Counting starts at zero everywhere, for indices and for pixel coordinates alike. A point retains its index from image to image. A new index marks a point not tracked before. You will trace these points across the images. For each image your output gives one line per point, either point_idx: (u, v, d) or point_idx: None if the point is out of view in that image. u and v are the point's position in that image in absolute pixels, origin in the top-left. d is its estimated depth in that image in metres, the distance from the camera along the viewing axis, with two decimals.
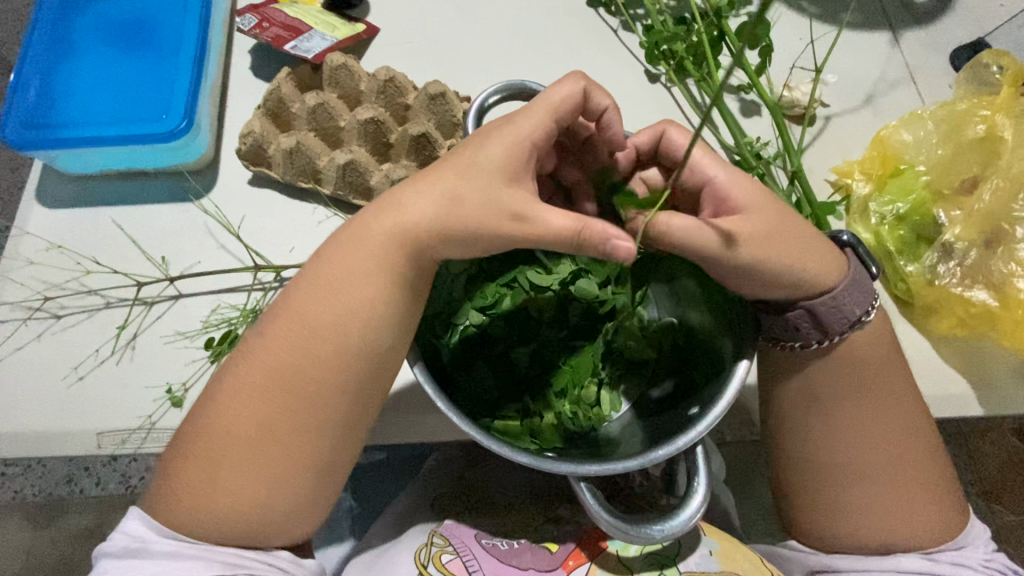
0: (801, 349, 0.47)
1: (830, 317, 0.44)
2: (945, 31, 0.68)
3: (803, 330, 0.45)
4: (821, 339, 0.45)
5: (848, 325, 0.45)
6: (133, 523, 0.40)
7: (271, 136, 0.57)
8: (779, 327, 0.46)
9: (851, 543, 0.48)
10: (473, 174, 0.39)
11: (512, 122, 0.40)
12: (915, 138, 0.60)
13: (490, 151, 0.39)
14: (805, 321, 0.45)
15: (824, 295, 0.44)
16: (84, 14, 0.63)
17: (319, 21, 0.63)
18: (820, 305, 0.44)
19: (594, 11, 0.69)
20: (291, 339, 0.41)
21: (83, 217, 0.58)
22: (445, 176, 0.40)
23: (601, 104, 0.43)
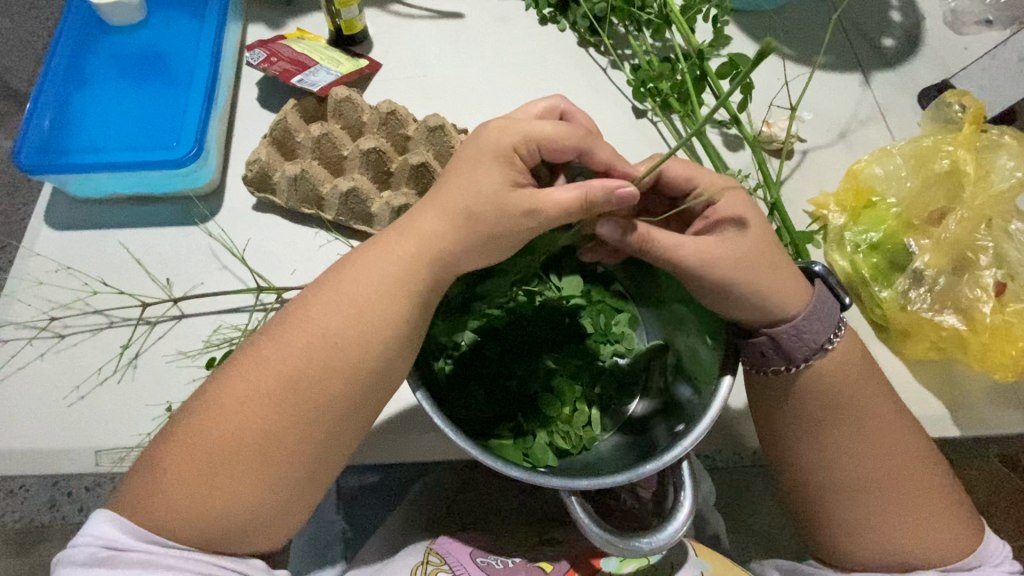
0: (770, 372, 0.50)
1: (793, 345, 0.47)
2: (912, 73, 0.73)
3: (768, 355, 0.48)
4: (787, 365, 0.48)
5: (810, 351, 0.48)
6: (103, 527, 0.39)
7: (276, 163, 0.60)
8: (747, 352, 0.49)
9: (851, 558, 0.50)
10: (472, 199, 0.42)
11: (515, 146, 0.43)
12: (886, 171, 0.63)
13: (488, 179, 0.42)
14: (769, 347, 0.48)
15: (787, 323, 0.47)
16: (99, 46, 0.66)
17: (324, 56, 0.67)
18: (784, 333, 0.47)
19: (585, 51, 0.73)
20: (291, 357, 0.42)
21: (91, 239, 0.59)
22: (446, 201, 0.43)
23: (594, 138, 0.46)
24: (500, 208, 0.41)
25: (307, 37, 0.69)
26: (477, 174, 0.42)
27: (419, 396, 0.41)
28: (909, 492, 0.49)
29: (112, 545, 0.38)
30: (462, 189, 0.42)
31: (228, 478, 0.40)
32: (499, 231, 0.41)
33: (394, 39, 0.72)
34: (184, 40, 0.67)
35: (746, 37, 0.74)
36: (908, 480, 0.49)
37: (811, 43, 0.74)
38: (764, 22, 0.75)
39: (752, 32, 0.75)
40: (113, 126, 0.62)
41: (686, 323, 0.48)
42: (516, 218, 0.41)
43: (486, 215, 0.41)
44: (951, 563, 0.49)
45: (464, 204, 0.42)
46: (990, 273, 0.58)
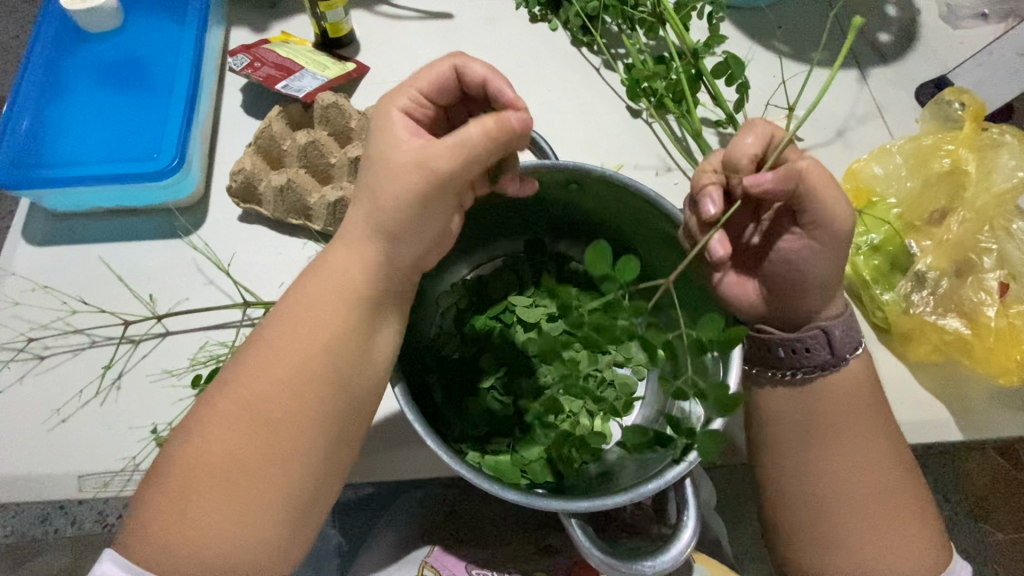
0: (800, 377, 0.49)
1: (839, 343, 0.48)
2: (910, 69, 0.72)
3: (815, 351, 0.48)
4: (823, 367, 0.48)
5: (849, 352, 0.48)
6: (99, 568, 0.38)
7: (261, 173, 0.58)
8: (794, 347, 0.48)
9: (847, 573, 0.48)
10: (388, 166, 0.39)
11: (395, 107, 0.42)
12: (885, 171, 0.62)
13: (402, 132, 0.40)
14: (818, 342, 0.48)
15: (833, 318, 0.48)
16: (76, 54, 0.64)
17: (309, 60, 0.65)
18: (830, 330, 0.48)
19: (578, 51, 0.71)
20: (277, 374, 0.41)
21: (70, 254, 0.58)
22: (370, 183, 0.40)
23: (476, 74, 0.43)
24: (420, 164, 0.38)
25: (291, 41, 0.67)
26: (392, 135, 0.40)
27: (396, 391, 0.41)
28: (904, 501, 0.48)
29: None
30: (380, 157, 0.40)
31: (220, 502, 0.39)
32: (425, 192, 0.38)
33: (381, 41, 0.70)
34: (164, 45, 0.65)
35: (741, 34, 0.73)
36: (904, 489, 0.48)
37: (806, 40, 0.73)
38: (758, 19, 0.74)
39: (747, 29, 0.73)
40: (93, 137, 0.60)
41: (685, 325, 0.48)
42: (431, 171, 0.38)
43: (411, 184, 0.38)
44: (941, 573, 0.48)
45: (382, 179, 0.39)
46: (993, 275, 0.57)
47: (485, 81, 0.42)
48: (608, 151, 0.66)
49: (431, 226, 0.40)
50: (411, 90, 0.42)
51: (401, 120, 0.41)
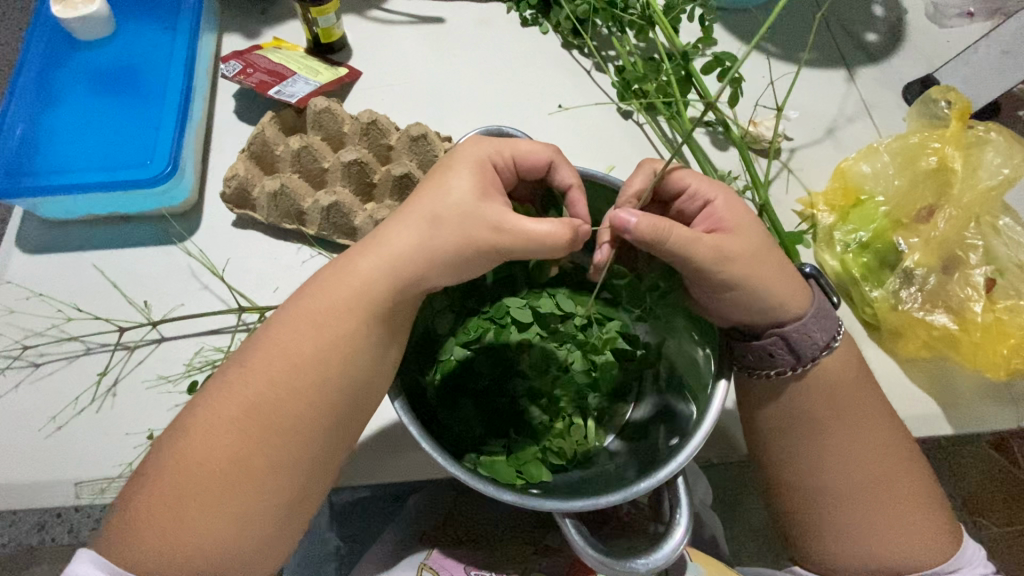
0: (777, 376, 0.48)
1: (803, 344, 0.47)
2: (897, 68, 0.72)
3: (777, 356, 0.47)
4: (795, 365, 0.47)
5: (819, 349, 0.47)
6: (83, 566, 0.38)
7: (255, 178, 0.58)
8: (756, 353, 0.47)
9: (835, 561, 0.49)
10: (450, 205, 0.41)
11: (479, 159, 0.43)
12: (873, 169, 0.63)
13: (469, 183, 0.41)
14: (778, 346, 0.47)
15: (794, 321, 0.46)
16: (69, 62, 0.64)
17: (302, 66, 0.65)
18: (793, 331, 0.46)
19: (569, 54, 0.72)
20: (272, 376, 0.41)
21: (64, 262, 0.58)
22: (427, 215, 0.41)
23: (565, 179, 0.45)
24: (482, 218, 0.40)
25: (284, 47, 0.67)
26: (455, 178, 0.42)
27: (396, 404, 0.41)
28: (895, 496, 0.48)
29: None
30: (441, 196, 0.41)
31: (219, 504, 0.39)
32: (472, 238, 0.40)
33: (373, 46, 0.71)
34: (157, 52, 0.66)
35: (731, 36, 0.74)
36: (897, 484, 0.48)
37: (795, 40, 0.74)
38: (747, 20, 0.75)
39: (736, 30, 0.74)
40: (86, 144, 0.61)
41: (679, 318, 0.47)
42: (491, 227, 0.40)
43: (467, 232, 0.40)
44: (936, 566, 0.48)
45: (437, 212, 0.41)
46: (980, 271, 0.58)
47: (551, 166, 0.45)
48: (600, 153, 0.67)
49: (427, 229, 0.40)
50: (488, 145, 0.44)
51: (468, 169, 0.42)
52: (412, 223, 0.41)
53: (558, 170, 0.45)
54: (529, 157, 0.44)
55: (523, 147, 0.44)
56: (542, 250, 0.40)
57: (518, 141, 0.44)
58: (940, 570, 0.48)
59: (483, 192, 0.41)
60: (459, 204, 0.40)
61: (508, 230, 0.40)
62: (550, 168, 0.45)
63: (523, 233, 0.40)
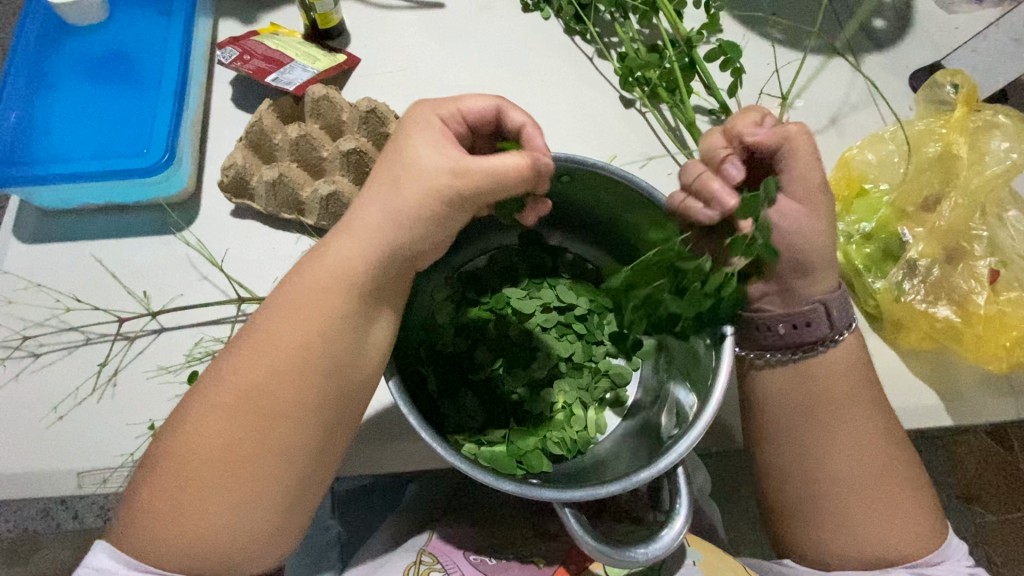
0: (809, 351, 0.49)
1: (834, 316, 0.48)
2: (904, 55, 0.71)
3: (815, 325, 0.48)
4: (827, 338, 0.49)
5: (846, 326, 0.49)
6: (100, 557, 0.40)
7: (253, 167, 0.58)
8: (795, 323, 0.48)
9: (833, 554, 0.49)
10: (407, 164, 0.40)
11: (421, 115, 0.42)
12: (878, 158, 0.62)
13: (423, 135, 0.41)
14: (817, 316, 0.48)
15: (828, 293, 0.48)
16: (63, 48, 0.63)
17: (299, 52, 0.64)
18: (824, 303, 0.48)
19: (570, 39, 0.70)
20: (277, 369, 0.41)
21: (62, 252, 0.57)
22: (390, 178, 0.41)
23: (517, 120, 0.44)
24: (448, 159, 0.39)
25: (281, 33, 0.66)
26: (407, 139, 0.41)
27: (391, 384, 0.41)
28: (892, 487, 0.48)
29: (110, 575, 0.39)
30: (399, 159, 0.41)
31: (223, 495, 0.39)
32: (437, 179, 0.39)
33: (372, 32, 0.69)
34: (151, 38, 0.65)
35: (735, 22, 0.72)
36: (893, 475, 0.48)
37: (801, 26, 0.72)
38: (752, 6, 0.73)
39: (740, 16, 0.73)
40: (82, 132, 0.60)
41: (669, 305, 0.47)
42: (450, 169, 0.39)
43: (427, 175, 0.39)
44: (918, 559, 0.48)
45: (398, 173, 0.40)
46: (984, 262, 0.58)
47: (500, 111, 0.44)
48: (602, 141, 0.66)
49: (406, 196, 0.40)
50: (432, 105, 0.43)
51: (416, 126, 0.42)
52: (373, 188, 0.41)
53: (507, 113, 0.44)
54: (475, 111, 0.44)
55: (465, 99, 0.44)
56: (510, 184, 0.39)
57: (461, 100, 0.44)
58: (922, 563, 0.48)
59: (436, 142, 0.40)
60: (415, 153, 0.40)
61: None
62: (499, 113, 0.44)
63: (489, 168, 0.38)
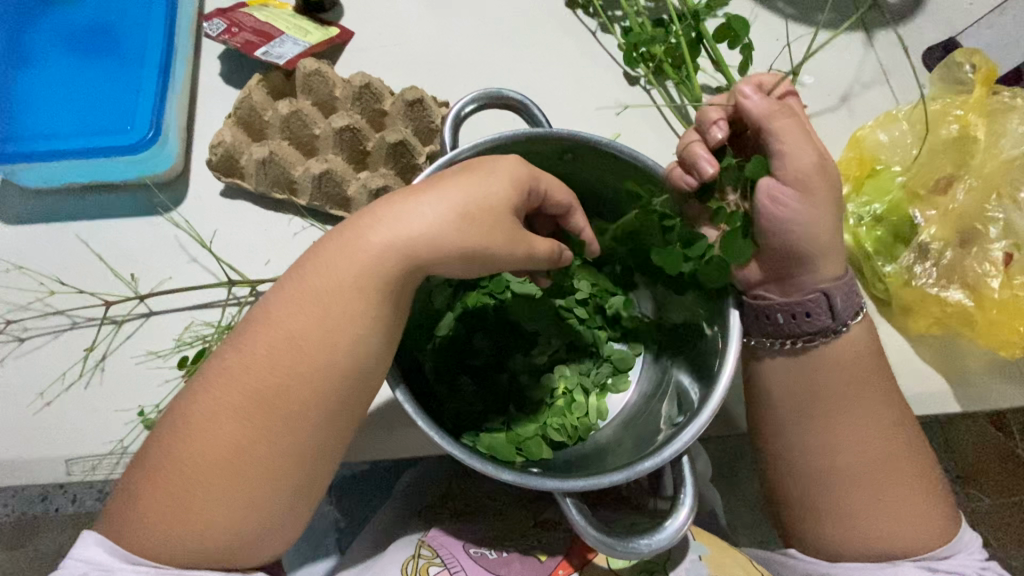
0: (807, 342, 0.47)
1: (840, 306, 0.46)
2: (920, 30, 0.68)
3: (816, 316, 0.46)
4: (829, 329, 0.46)
5: (851, 315, 0.47)
6: (92, 549, 0.38)
7: (243, 146, 0.56)
8: (794, 312, 0.46)
9: (839, 543, 0.48)
10: (485, 208, 0.38)
11: (508, 165, 0.40)
12: (890, 138, 0.60)
13: (506, 188, 0.39)
14: (818, 306, 0.46)
15: (832, 282, 0.46)
16: (42, 19, 0.61)
17: (290, 25, 0.61)
18: (830, 290, 0.46)
19: (572, 13, 0.68)
20: (269, 357, 0.39)
21: (46, 233, 0.55)
22: (459, 209, 0.38)
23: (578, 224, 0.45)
24: (513, 238, 0.39)
25: (271, 5, 0.63)
26: (494, 183, 0.39)
27: (398, 394, 0.39)
28: (899, 473, 0.47)
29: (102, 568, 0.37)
30: (477, 195, 0.38)
31: (214, 486, 0.38)
32: (490, 248, 0.39)
33: (365, 4, 0.66)
34: (134, 9, 0.62)
35: None
36: (901, 462, 0.48)
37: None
38: None
39: None
40: (64, 109, 0.57)
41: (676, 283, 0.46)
42: (520, 247, 0.40)
43: (487, 234, 0.38)
44: (926, 549, 0.47)
45: (469, 209, 0.38)
46: (998, 245, 0.56)
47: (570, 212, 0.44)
48: (604, 119, 0.64)
49: (472, 240, 0.38)
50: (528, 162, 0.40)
51: (503, 178, 0.39)
52: (439, 212, 0.38)
53: (573, 216, 0.44)
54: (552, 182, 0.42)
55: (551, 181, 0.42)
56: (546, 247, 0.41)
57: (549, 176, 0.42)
58: (932, 556, 0.47)
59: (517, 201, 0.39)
60: (495, 198, 0.38)
61: None
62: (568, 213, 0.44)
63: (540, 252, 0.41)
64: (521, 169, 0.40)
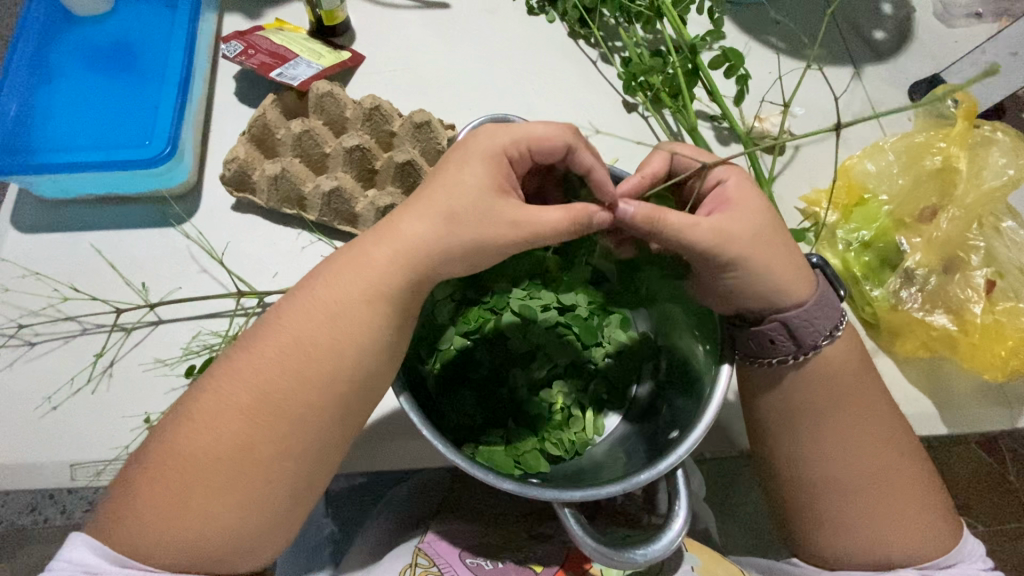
0: (779, 365, 0.48)
1: (805, 330, 0.47)
2: (904, 66, 0.72)
3: (779, 343, 0.47)
4: (795, 354, 0.47)
5: (820, 338, 0.47)
6: (81, 552, 0.38)
7: (255, 162, 0.57)
8: (760, 341, 0.47)
9: (829, 552, 0.50)
10: (463, 199, 0.40)
11: (481, 143, 0.42)
12: (878, 168, 0.63)
13: (482, 171, 0.41)
14: (781, 333, 0.47)
15: (799, 308, 0.46)
16: (67, 37, 0.63)
17: (305, 48, 0.64)
18: (795, 317, 0.46)
19: (575, 43, 0.71)
20: (281, 363, 0.40)
21: (61, 242, 0.57)
22: (443, 210, 0.40)
23: (585, 163, 0.42)
24: (486, 204, 0.40)
25: (286, 29, 0.66)
26: (468, 169, 0.41)
27: (402, 400, 0.40)
28: (887, 490, 0.48)
29: (91, 570, 0.37)
30: (453, 188, 0.40)
31: (219, 490, 0.39)
32: (489, 234, 0.40)
33: (377, 30, 0.69)
34: (155, 29, 0.64)
35: (738, 29, 0.73)
36: (891, 480, 0.48)
37: (803, 35, 0.73)
38: (755, 13, 0.74)
39: (744, 24, 0.73)
40: (83, 122, 0.60)
41: (675, 304, 0.48)
42: (505, 220, 0.40)
43: (466, 204, 0.40)
44: (913, 561, 0.48)
45: (452, 208, 0.40)
46: (980, 272, 0.58)
47: (569, 150, 0.42)
48: (604, 143, 0.66)
49: (457, 227, 0.40)
50: (503, 134, 0.42)
51: (479, 163, 0.41)
52: (423, 211, 0.41)
53: (577, 153, 0.42)
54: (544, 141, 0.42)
55: (535, 130, 0.42)
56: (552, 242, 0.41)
57: (531, 128, 0.42)
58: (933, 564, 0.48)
59: (496, 159, 0.41)
60: (469, 180, 0.40)
61: (520, 223, 0.39)
62: (567, 152, 0.42)
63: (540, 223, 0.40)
64: (496, 143, 0.42)
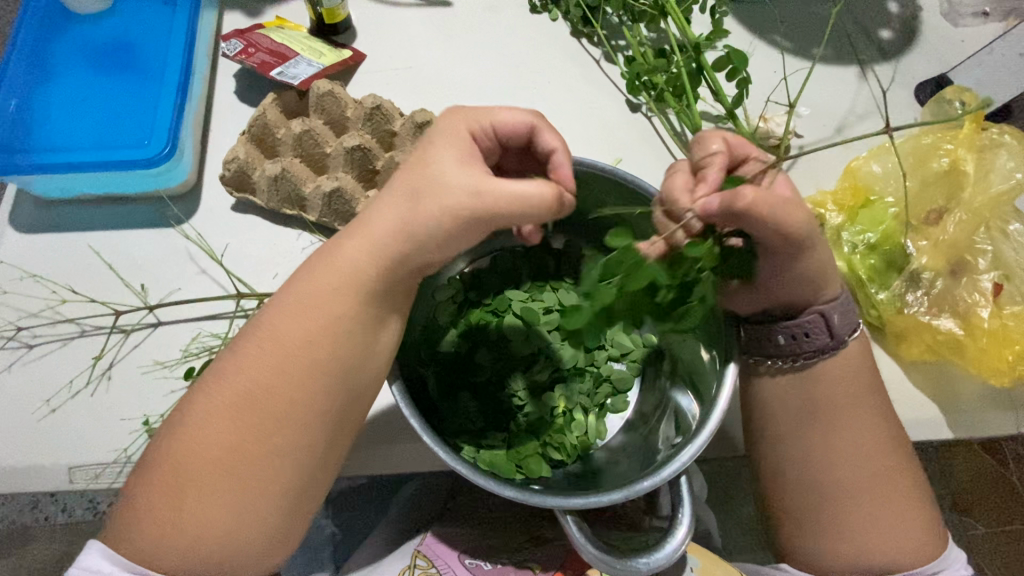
0: (810, 359, 0.48)
1: (839, 323, 0.47)
2: (911, 65, 0.71)
3: (815, 335, 0.47)
4: (828, 347, 0.48)
5: (849, 332, 0.48)
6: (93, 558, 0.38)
7: (255, 162, 0.57)
8: (795, 333, 0.47)
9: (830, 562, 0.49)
10: (428, 177, 0.38)
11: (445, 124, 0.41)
12: (883, 169, 0.62)
13: (443, 148, 0.39)
14: (817, 326, 0.47)
15: (830, 302, 0.47)
16: (65, 35, 0.62)
17: (305, 46, 0.63)
18: (830, 309, 0.47)
19: (578, 41, 0.70)
20: (280, 367, 0.40)
21: (59, 242, 0.57)
22: (408, 192, 0.39)
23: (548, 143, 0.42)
24: (448, 180, 0.38)
25: (287, 27, 0.65)
26: (433, 149, 0.40)
27: (393, 388, 0.40)
28: (890, 495, 0.48)
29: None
30: (421, 171, 0.39)
31: (219, 494, 0.39)
32: (453, 205, 0.37)
33: (378, 28, 0.69)
34: (154, 27, 0.64)
35: (743, 28, 0.72)
36: (894, 485, 0.48)
37: (809, 35, 0.72)
38: (760, 12, 0.73)
39: (750, 23, 0.72)
40: (82, 120, 0.59)
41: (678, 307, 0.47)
42: (470, 192, 0.37)
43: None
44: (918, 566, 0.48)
45: (418, 187, 0.39)
46: (987, 276, 0.58)
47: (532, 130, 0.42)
48: (606, 143, 0.66)
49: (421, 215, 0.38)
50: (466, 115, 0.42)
51: (439, 142, 0.40)
52: (392, 200, 0.40)
53: (540, 134, 0.42)
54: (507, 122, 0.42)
55: (499, 114, 0.42)
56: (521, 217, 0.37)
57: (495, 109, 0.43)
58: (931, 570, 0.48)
59: (459, 136, 0.40)
60: (433, 158, 0.39)
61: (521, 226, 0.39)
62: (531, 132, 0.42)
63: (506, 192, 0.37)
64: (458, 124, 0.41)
